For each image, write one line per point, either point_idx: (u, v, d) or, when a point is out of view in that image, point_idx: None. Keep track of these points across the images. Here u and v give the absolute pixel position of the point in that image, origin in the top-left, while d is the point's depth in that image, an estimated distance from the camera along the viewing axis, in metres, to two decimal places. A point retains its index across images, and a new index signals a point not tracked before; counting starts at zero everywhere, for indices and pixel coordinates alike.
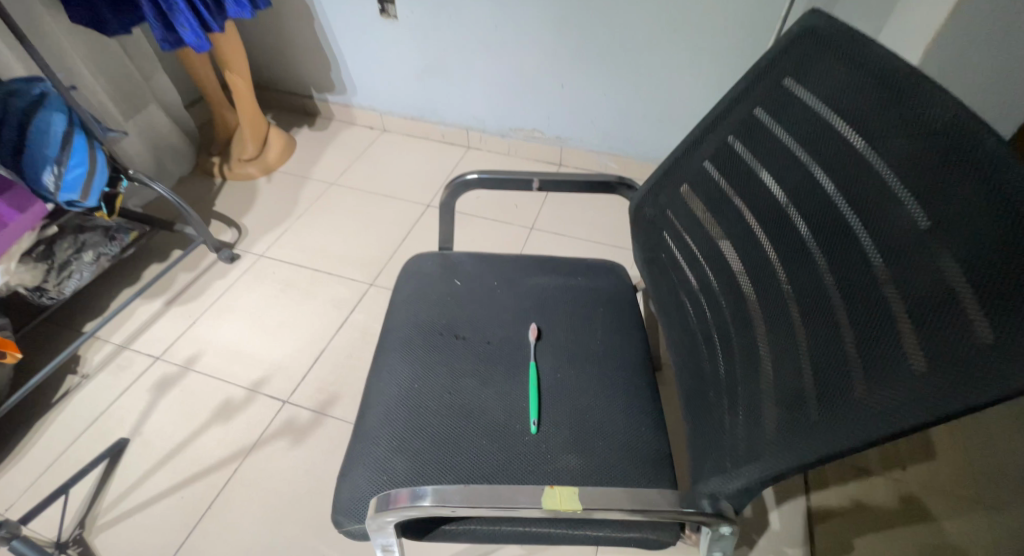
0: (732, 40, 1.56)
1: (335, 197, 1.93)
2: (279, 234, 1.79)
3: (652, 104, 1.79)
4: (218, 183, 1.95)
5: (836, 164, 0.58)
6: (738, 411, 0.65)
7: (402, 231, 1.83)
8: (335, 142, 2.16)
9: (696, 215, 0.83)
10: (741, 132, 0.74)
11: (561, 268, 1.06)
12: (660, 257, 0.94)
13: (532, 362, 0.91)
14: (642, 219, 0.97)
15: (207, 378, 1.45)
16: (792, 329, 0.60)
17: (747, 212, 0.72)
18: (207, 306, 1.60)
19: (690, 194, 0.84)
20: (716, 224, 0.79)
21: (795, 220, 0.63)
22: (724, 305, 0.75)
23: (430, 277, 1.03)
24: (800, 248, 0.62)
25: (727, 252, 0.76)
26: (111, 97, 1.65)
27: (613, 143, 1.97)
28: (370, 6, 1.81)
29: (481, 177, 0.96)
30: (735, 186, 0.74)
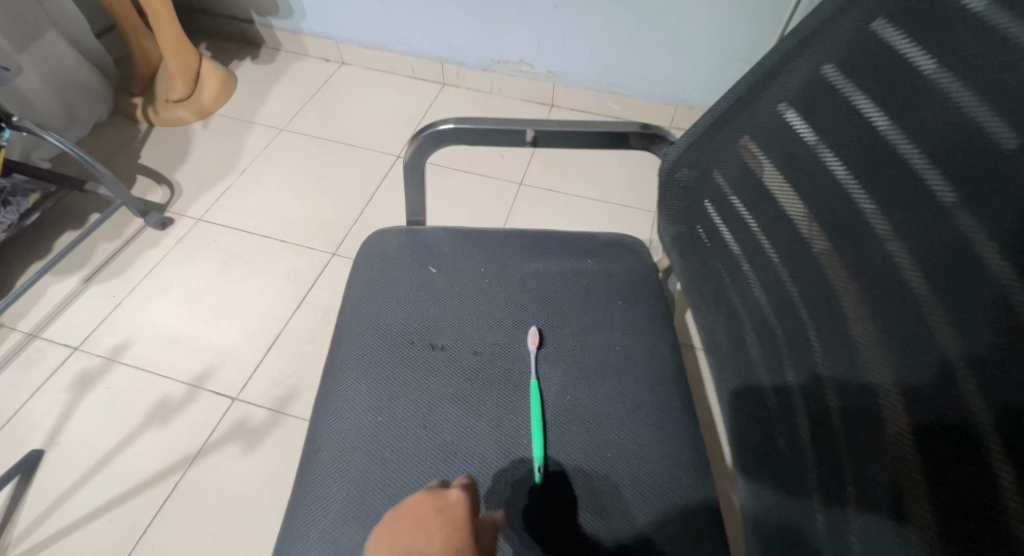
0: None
1: (287, 145, 1.64)
2: (221, 192, 1.51)
3: (662, 30, 1.50)
4: (143, 129, 1.63)
5: (953, 55, 0.39)
6: (828, 432, 0.48)
7: (369, 188, 1.56)
8: (285, 78, 1.83)
9: (762, 184, 0.58)
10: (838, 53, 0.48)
11: (565, 247, 0.82)
12: (695, 235, 0.70)
13: (533, 381, 0.69)
14: (675, 186, 0.71)
15: (138, 372, 1.21)
16: (890, 309, 0.44)
17: (822, 155, 0.50)
18: (136, 283, 1.33)
19: (754, 154, 0.58)
20: (789, 187, 0.54)
21: (887, 151, 0.44)
22: (808, 305, 0.52)
23: (396, 265, 0.78)
24: (893, 191, 0.43)
25: (806, 231, 0.52)
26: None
27: (613, 77, 1.68)
28: None
29: (460, 129, 0.70)
30: (825, 125, 0.50)
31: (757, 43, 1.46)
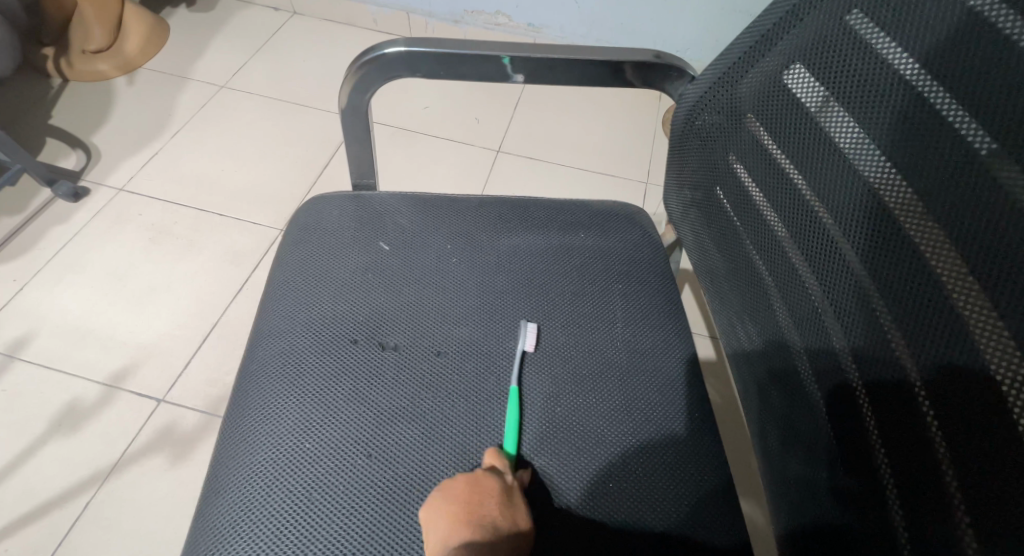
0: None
1: (228, 105, 1.43)
2: (148, 158, 1.30)
3: None
4: (56, 84, 1.39)
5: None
6: (915, 455, 0.34)
7: (324, 154, 1.37)
8: (227, 29, 1.60)
9: (814, 125, 0.42)
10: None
11: (551, 218, 0.66)
12: (716, 201, 0.55)
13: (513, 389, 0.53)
14: (699, 139, 0.55)
15: (43, 370, 1.01)
16: (1006, 263, 0.29)
17: (895, 60, 0.35)
18: (42, 265, 1.13)
19: (800, 84, 0.43)
20: (855, 123, 0.39)
21: (994, 33, 0.30)
22: (884, 281, 0.37)
23: (337, 241, 0.61)
24: (1008, 84, 0.29)
25: (879, 174, 0.37)
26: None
27: (598, 31, 1.50)
28: None
29: (411, 53, 0.52)
30: (902, 17, 0.35)
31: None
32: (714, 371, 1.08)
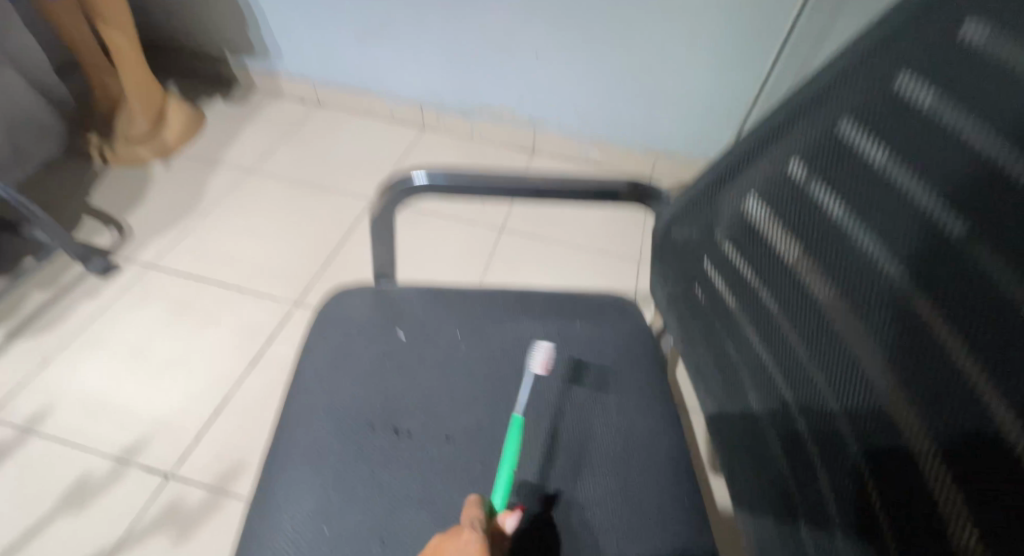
0: (761, 3, 1.23)
1: (252, 188, 1.53)
2: (176, 237, 1.39)
3: (642, 83, 1.46)
4: (98, 167, 1.50)
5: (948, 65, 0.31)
6: None
7: (339, 233, 1.45)
8: (257, 120, 1.74)
9: (767, 249, 0.47)
10: (827, 82, 0.40)
11: (551, 307, 0.72)
12: (688, 303, 0.58)
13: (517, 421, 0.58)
14: (666, 243, 0.60)
15: (57, 444, 1.04)
16: (922, 388, 0.32)
17: (827, 202, 0.40)
18: (69, 339, 1.18)
19: (753, 212, 0.48)
20: (800, 251, 0.43)
21: (898, 191, 0.35)
22: (824, 390, 0.41)
23: (357, 330, 0.67)
24: (912, 239, 0.33)
25: (822, 299, 0.41)
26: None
27: (593, 127, 1.61)
28: None
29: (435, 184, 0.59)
30: (824, 164, 0.40)
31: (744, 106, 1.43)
32: (709, 447, 1.10)
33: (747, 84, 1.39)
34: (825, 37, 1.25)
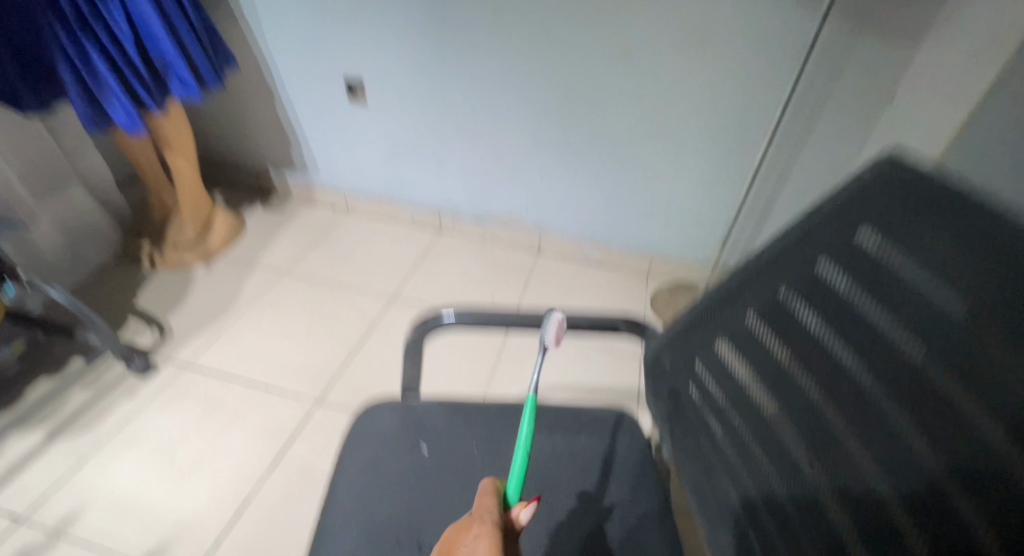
0: (743, 127, 1.15)
1: (283, 290, 1.62)
2: (211, 338, 1.47)
3: (639, 195, 1.36)
4: (146, 271, 1.62)
5: (854, 265, 0.38)
6: None
7: (359, 333, 1.51)
8: (291, 227, 1.83)
9: (734, 389, 0.49)
10: (760, 257, 0.46)
11: (564, 423, 0.75)
12: (670, 428, 0.56)
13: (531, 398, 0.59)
14: (656, 366, 0.57)
15: (83, 548, 1.07)
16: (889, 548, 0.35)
17: (782, 356, 0.44)
18: (105, 439, 1.24)
19: (719, 354, 0.51)
20: (765, 397, 0.46)
21: (839, 359, 0.39)
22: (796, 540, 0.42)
23: (387, 444, 0.72)
24: (857, 405, 0.38)
25: (786, 445, 0.43)
26: (21, 177, 1.27)
27: (594, 231, 1.51)
28: (337, 84, 1.45)
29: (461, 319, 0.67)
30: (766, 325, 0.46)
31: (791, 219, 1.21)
32: None
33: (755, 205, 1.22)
34: (823, 166, 1.12)
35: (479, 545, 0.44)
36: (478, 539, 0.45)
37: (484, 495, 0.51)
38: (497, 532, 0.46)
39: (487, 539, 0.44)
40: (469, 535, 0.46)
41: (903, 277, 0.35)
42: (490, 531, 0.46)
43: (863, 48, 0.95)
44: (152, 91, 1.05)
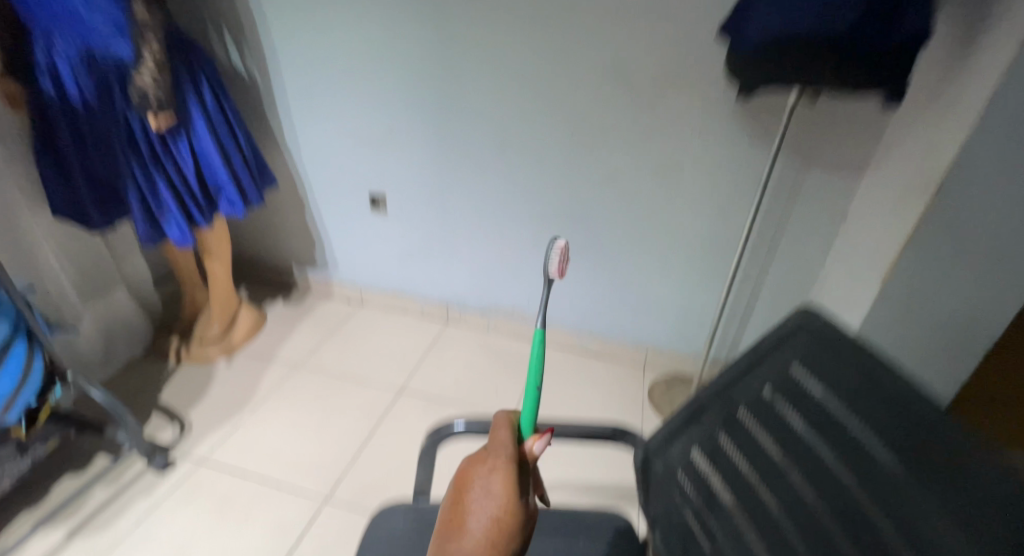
0: (718, 236, 1.24)
1: (297, 384, 1.70)
2: (227, 434, 1.53)
3: (627, 291, 1.41)
4: (171, 365, 1.71)
5: (793, 395, 0.44)
6: None
7: (367, 428, 1.56)
8: (308, 319, 1.93)
9: (706, 510, 0.50)
10: (721, 382, 0.53)
11: (564, 524, 0.80)
12: (665, 534, 0.55)
13: (538, 331, 0.49)
14: (648, 478, 0.58)
15: None
16: None
17: (747, 482, 0.47)
18: (121, 538, 1.28)
19: (692, 473, 0.52)
20: (734, 520, 0.47)
21: (795, 493, 0.42)
22: None
23: (400, 546, 0.78)
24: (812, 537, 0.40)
25: None
26: (73, 282, 1.38)
27: (588, 324, 1.53)
28: (360, 199, 1.53)
29: (469, 428, 0.75)
30: (717, 440, 0.50)
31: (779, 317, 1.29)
32: None
33: (744, 305, 1.31)
34: (799, 275, 1.22)
35: (495, 485, 0.45)
36: (494, 477, 0.46)
37: (504, 421, 0.50)
38: (513, 469, 0.46)
39: (503, 479, 0.45)
40: (485, 469, 0.47)
41: (831, 411, 0.41)
42: (507, 467, 0.46)
43: (816, 172, 1.08)
44: (202, 208, 1.16)
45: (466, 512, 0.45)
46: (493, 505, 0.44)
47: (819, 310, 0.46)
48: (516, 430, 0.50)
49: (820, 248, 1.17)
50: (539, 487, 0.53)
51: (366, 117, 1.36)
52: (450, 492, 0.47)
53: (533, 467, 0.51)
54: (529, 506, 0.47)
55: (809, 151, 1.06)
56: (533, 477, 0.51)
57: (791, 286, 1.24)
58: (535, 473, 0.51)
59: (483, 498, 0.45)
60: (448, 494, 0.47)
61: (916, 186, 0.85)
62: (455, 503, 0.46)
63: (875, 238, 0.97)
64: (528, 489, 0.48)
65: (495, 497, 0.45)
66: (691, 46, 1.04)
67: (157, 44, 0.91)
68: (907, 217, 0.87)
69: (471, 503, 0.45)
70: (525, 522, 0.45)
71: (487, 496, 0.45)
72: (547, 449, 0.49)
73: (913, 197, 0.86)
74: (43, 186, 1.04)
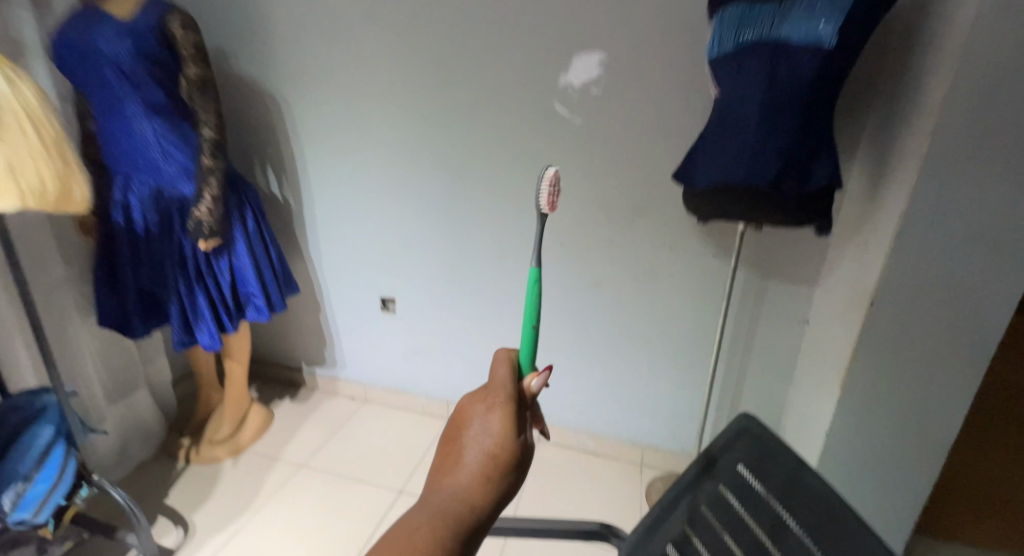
0: (696, 339, 1.37)
1: (300, 484, 1.71)
2: (229, 538, 1.52)
3: (620, 390, 1.51)
4: (179, 465, 1.75)
5: (744, 494, 0.57)
6: None
7: (368, 529, 1.56)
8: (313, 419, 1.97)
9: None
10: (686, 479, 0.58)
11: None
12: None
13: (533, 269, 0.51)
14: None
15: None
16: None
17: None
18: None
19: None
20: None
21: None
22: None
23: None
24: None
25: None
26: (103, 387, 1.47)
27: (585, 421, 1.60)
28: (371, 302, 1.67)
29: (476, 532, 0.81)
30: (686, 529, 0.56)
31: (763, 413, 1.40)
32: None
33: (729, 401, 1.43)
34: (773, 373, 1.35)
35: (492, 422, 0.46)
36: (492, 415, 0.46)
37: (504, 355, 0.49)
38: (512, 408, 0.46)
39: (501, 418, 0.46)
40: (484, 406, 0.47)
41: (771, 508, 0.55)
42: (506, 405, 0.46)
43: (774, 283, 1.25)
44: (231, 315, 1.29)
45: (462, 446, 0.46)
46: (488, 442, 0.45)
47: (751, 419, 0.61)
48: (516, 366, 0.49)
49: (788, 348, 1.31)
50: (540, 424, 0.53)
51: (380, 233, 1.54)
52: (449, 425, 0.48)
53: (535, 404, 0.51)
54: (527, 442, 0.47)
55: (768, 265, 1.24)
56: (533, 413, 0.51)
57: (769, 383, 1.36)
58: (535, 409, 0.52)
59: (479, 434, 0.46)
60: (448, 427, 0.48)
61: (852, 299, 1.00)
62: (454, 436, 0.47)
63: (830, 342, 1.10)
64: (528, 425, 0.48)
65: (491, 435, 0.45)
66: (662, 179, 1.22)
67: (214, 180, 1.09)
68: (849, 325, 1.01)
69: (467, 438, 0.46)
70: (521, 459, 0.46)
71: (484, 434, 0.45)
72: (547, 387, 0.49)
73: (853, 308, 0.99)
74: (96, 302, 1.21)
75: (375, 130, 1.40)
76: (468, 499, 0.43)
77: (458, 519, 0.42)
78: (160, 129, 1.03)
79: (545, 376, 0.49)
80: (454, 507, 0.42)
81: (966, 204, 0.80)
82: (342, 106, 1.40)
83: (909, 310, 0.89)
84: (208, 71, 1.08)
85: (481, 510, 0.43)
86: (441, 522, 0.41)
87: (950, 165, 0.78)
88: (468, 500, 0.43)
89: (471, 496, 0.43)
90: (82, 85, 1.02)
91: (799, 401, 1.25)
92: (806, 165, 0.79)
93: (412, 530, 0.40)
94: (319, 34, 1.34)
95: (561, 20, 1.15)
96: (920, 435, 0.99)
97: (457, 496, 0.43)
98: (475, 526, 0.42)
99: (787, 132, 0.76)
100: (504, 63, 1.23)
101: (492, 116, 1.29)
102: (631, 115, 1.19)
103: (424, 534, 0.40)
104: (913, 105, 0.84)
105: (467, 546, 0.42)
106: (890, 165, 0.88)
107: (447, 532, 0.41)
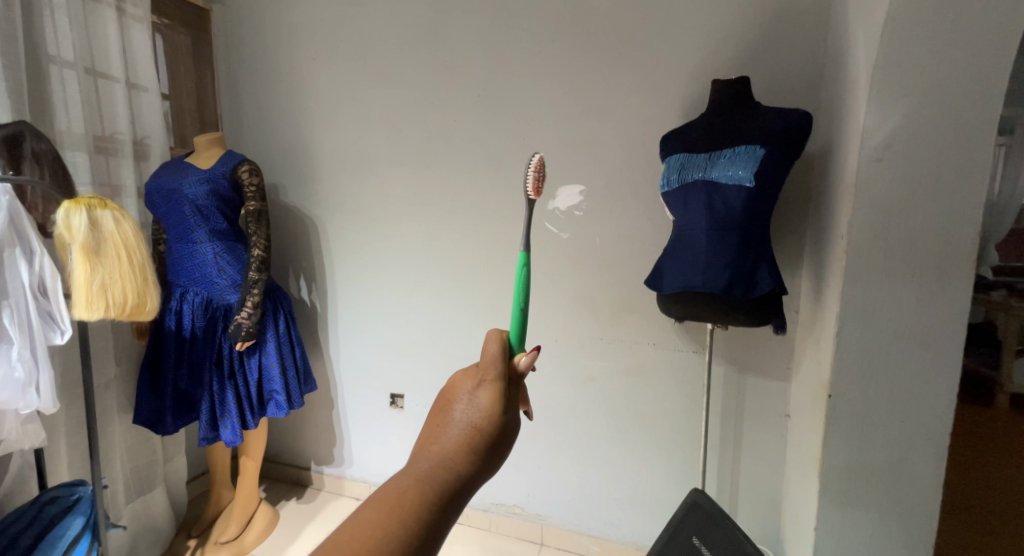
0: (685, 430, 1.45)
1: None
2: None
3: (621, 486, 1.55)
4: None
5: (701, 532, 1.12)
6: None
7: None
8: (317, 520, 1.84)
9: None
10: (680, 519, 1.15)
11: None
12: None
13: (522, 254, 0.66)
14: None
15: None
16: None
17: None
18: None
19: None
20: None
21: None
22: None
23: None
24: None
25: None
26: (126, 484, 1.54)
27: (589, 522, 1.62)
28: (381, 398, 1.77)
29: None
30: (687, 541, 1.12)
31: (761, 509, 1.43)
32: None
33: (726, 499, 1.46)
34: (765, 465, 1.41)
35: (479, 399, 0.59)
36: (479, 392, 0.59)
37: (495, 334, 0.60)
38: (497, 387, 0.59)
39: (486, 395, 0.59)
40: (473, 384, 0.60)
41: (714, 540, 1.09)
42: (491, 384, 0.59)
43: (749, 378, 1.38)
44: (253, 410, 1.40)
45: (452, 417, 0.59)
46: (474, 415, 0.58)
47: (700, 490, 1.16)
48: (505, 346, 0.60)
49: (773, 441, 1.39)
50: (527, 399, 0.65)
51: (393, 334, 1.69)
52: (443, 399, 0.61)
53: (525, 379, 0.63)
54: (510, 417, 0.60)
55: (742, 361, 1.38)
56: (521, 391, 0.64)
57: (761, 477, 1.42)
58: (524, 388, 0.64)
59: (467, 407, 0.59)
60: (440, 402, 0.61)
61: (815, 393, 1.11)
62: (445, 409, 0.60)
63: (806, 432, 1.19)
64: (514, 402, 0.61)
65: (477, 409, 0.58)
66: (643, 286, 1.40)
67: (256, 290, 1.28)
68: (816, 415, 1.11)
69: (457, 411, 0.59)
70: (503, 431, 0.59)
71: (472, 408, 0.58)
72: (533, 365, 0.61)
73: (818, 400, 1.10)
74: (136, 402, 1.35)
75: (393, 245, 1.62)
76: (454, 462, 0.56)
77: (443, 480, 0.54)
78: (217, 250, 1.30)
79: (533, 356, 0.62)
80: (441, 469, 0.55)
81: (887, 302, 0.96)
82: (366, 226, 1.63)
83: (867, 396, 0.99)
84: (264, 204, 1.31)
85: (464, 473, 0.56)
86: (430, 478, 0.54)
87: (868, 273, 0.96)
88: (454, 464, 0.56)
89: (456, 460, 0.56)
90: (165, 219, 1.30)
91: (793, 496, 1.29)
92: (752, 274, 0.96)
93: (404, 487, 0.53)
94: (350, 169, 1.61)
95: (550, 158, 1.40)
96: (916, 522, 1.00)
97: (445, 462, 0.56)
98: (459, 485, 0.55)
99: (729, 251, 0.96)
100: (504, 190, 1.46)
101: (495, 232, 1.50)
102: (613, 233, 1.39)
103: (416, 486, 0.53)
104: (834, 227, 1.04)
105: (452, 503, 0.54)
106: (827, 274, 1.07)
107: (434, 487, 0.54)
